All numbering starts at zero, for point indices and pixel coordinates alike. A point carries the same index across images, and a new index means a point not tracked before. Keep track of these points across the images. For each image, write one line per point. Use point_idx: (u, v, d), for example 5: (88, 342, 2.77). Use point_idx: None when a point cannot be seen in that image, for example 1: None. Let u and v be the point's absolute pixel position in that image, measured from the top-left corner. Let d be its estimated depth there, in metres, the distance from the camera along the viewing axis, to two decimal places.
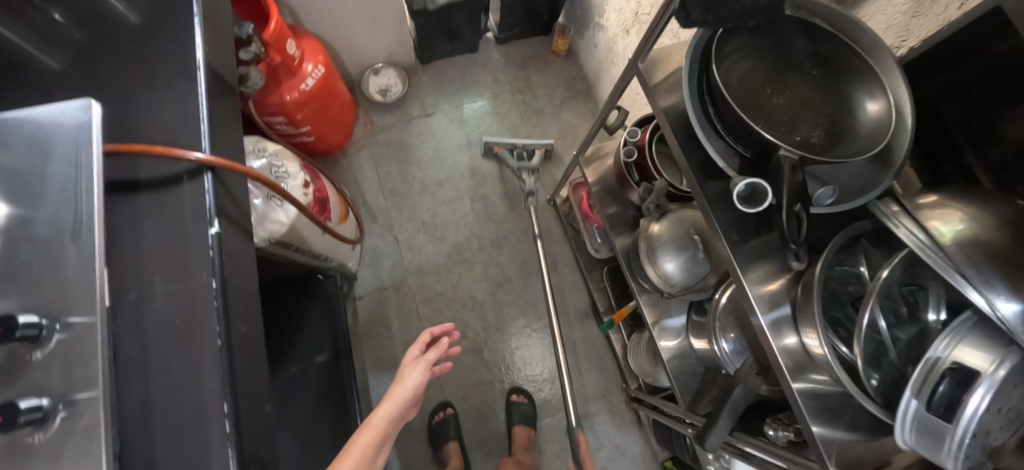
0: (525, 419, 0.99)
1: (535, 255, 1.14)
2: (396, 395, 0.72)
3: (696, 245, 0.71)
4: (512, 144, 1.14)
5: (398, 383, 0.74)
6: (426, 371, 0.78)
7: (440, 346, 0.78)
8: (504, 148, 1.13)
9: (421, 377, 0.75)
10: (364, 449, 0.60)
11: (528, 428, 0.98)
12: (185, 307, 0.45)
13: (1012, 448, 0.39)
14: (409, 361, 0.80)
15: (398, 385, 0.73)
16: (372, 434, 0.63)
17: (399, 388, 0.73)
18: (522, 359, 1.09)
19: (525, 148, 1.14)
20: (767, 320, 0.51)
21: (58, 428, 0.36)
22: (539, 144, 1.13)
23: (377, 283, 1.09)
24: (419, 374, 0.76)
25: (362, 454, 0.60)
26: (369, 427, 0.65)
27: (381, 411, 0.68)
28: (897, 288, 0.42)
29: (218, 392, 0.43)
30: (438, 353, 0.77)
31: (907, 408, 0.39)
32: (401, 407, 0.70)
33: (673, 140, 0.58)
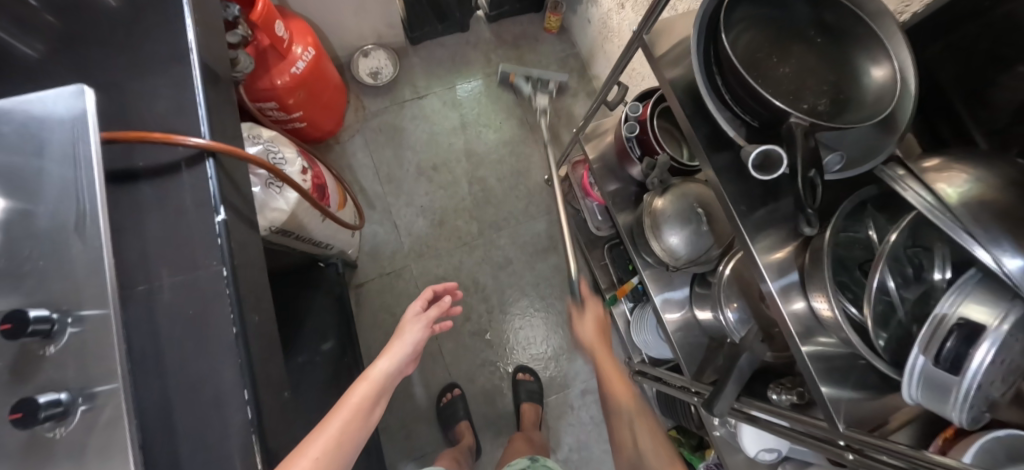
0: (532, 396, 1.02)
1: (536, 236, 1.14)
2: (394, 350, 0.72)
3: (699, 218, 0.71)
4: (530, 75, 1.14)
5: (397, 339, 0.74)
6: (424, 329, 0.79)
7: (440, 305, 0.79)
8: (520, 76, 1.14)
9: (419, 335, 0.76)
10: (357, 402, 0.59)
11: (536, 405, 1.00)
12: (196, 296, 0.45)
13: (1008, 396, 0.41)
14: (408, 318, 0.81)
15: (397, 342, 0.74)
16: (368, 385, 0.63)
17: (397, 344, 0.73)
18: (527, 340, 1.10)
19: (542, 79, 1.15)
20: (776, 285, 0.52)
21: (80, 421, 0.35)
22: (557, 78, 1.14)
23: (378, 269, 1.08)
24: (418, 332, 0.77)
25: (358, 406, 0.59)
26: (365, 379, 0.64)
27: (379, 365, 0.68)
28: (903, 251, 0.43)
29: (236, 379, 0.43)
30: (439, 312, 0.78)
31: (914, 363, 0.40)
32: (399, 362, 0.70)
33: (680, 113, 0.58)
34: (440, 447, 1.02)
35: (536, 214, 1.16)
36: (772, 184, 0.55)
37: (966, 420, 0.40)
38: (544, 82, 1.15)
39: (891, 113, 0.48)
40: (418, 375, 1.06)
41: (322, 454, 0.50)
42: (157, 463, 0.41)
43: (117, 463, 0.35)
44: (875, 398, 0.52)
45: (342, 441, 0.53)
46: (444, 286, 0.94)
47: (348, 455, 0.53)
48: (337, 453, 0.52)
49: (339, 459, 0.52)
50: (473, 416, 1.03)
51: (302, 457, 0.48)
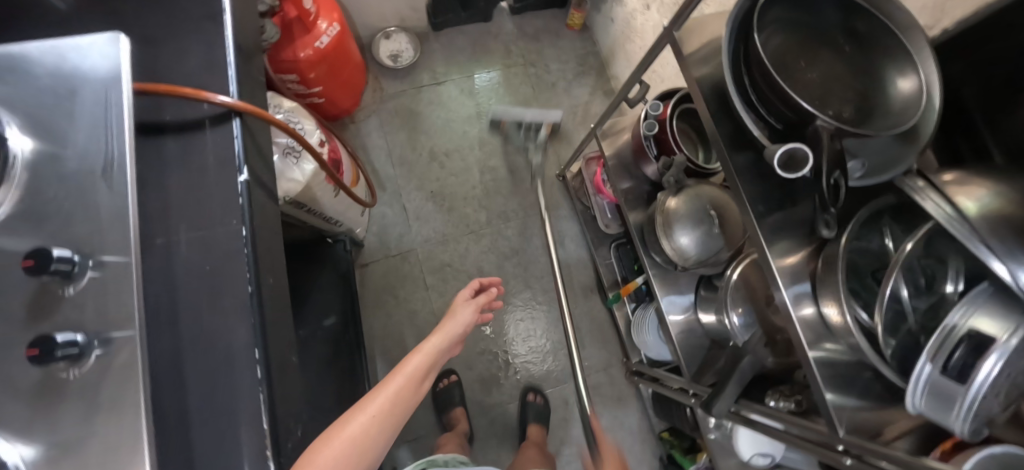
0: (536, 412, 1.01)
1: (542, 230, 1.15)
2: (447, 330, 0.79)
3: (712, 221, 0.72)
4: (520, 121, 1.08)
5: (448, 319, 0.80)
6: (474, 313, 0.85)
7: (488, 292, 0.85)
8: (511, 124, 1.08)
9: (469, 316, 0.82)
10: (410, 371, 0.65)
11: (541, 424, 0.99)
12: (214, 253, 0.45)
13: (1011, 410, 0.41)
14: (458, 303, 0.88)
15: (449, 322, 0.80)
16: (423, 358, 0.69)
17: (451, 326, 0.80)
18: (527, 333, 1.10)
19: (534, 124, 1.08)
20: (790, 292, 0.53)
21: (94, 363, 0.35)
22: (546, 124, 1.07)
23: (384, 251, 1.08)
24: (468, 315, 0.83)
25: (411, 374, 0.65)
26: (420, 353, 0.70)
27: (434, 342, 0.74)
28: (917, 263, 0.44)
29: (248, 338, 0.43)
30: (487, 298, 0.84)
31: (921, 372, 0.40)
32: (450, 341, 0.77)
33: (703, 112, 0.58)
34: (433, 431, 1.02)
35: (544, 208, 1.16)
36: (788, 189, 0.56)
37: (968, 431, 0.40)
38: (535, 128, 1.10)
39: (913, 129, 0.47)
40: None
41: (380, 411, 0.57)
42: (166, 414, 0.41)
43: (126, 410, 0.35)
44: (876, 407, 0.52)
45: (396, 404, 0.59)
46: (489, 279, 1.01)
47: (402, 416, 0.60)
48: (393, 413, 0.58)
49: (393, 419, 0.58)
50: (468, 404, 1.04)
51: (363, 414, 0.55)
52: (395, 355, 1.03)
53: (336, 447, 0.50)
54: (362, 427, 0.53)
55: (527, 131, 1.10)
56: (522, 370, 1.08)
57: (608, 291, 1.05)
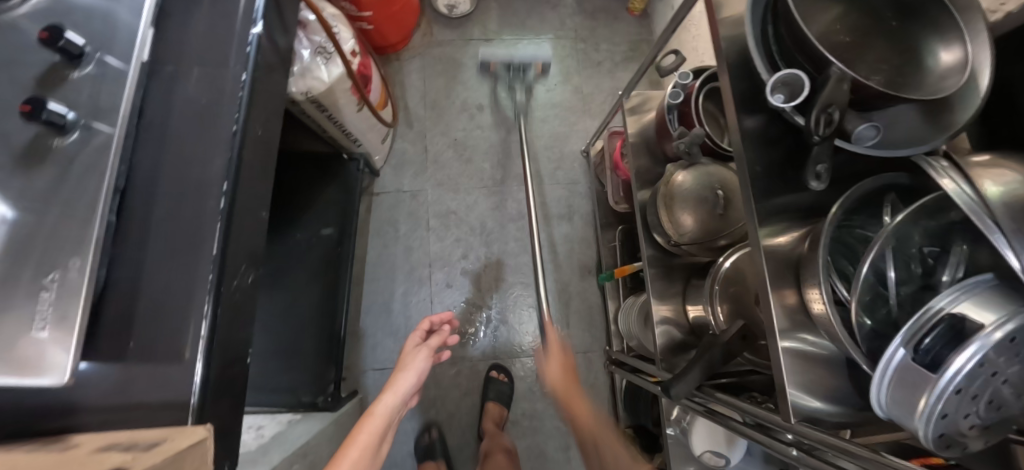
0: (500, 397, 0.99)
1: (554, 201, 1.11)
2: (397, 384, 0.76)
3: (716, 200, 0.69)
4: (510, 60, 0.98)
5: (400, 370, 0.77)
6: (427, 358, 0.81)
7: (439, 335, 0.81)
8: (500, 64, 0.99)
9: (422, 365, 0.78)
10: (366, 441, 0.64)
11: (501, 407, 0.98)
12: (212, 91, 0.48)
13: (982, 430, 0.36)
14: (409, 349, 0.83)
15: (400, 374, 0.77)
16: (377, 422, 0.68)
17: (402, 377, 0.77)
18: (517, 301, 1.07)
19: (523, 65, 0.99)
20: (771, 274, 0.49)
21: (74, 142, 0.40)
22: (537, 61, 0.98)
23: (397, 185, 1.09)
24: (421, 361, 0.79)
25: (367, 443, 0.64)
26: (373, 415, 0.69)
27: (383, 401, 0.72)
28: (916, 250, 0.42)
29: (221, 172, 0.46)
30: (440, 342, 0.81)
31: (891, 356, 0.37)
32: (401, 395, 0.74)
33: (723, 65, 0.54)
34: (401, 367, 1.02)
35: (562, 180, 1.13)
36: (795, 167, 0.52)
37: (931, 436, 0.36)
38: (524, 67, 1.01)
39: (945, 108, 0.44)
40: (400, 297, 1.05)
41: None
42: (131, 217, 0.44)
43: (92, 190, 0.40)
44: (842, 408, 0.47)
45: None
46: (440, 318, 0.95)
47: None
48: None
49: None
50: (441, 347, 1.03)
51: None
52: (381, 285, 1.05)
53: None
54: None
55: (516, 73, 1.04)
56: (501, 333, 1.06)
57: (603, 269, 1.02)
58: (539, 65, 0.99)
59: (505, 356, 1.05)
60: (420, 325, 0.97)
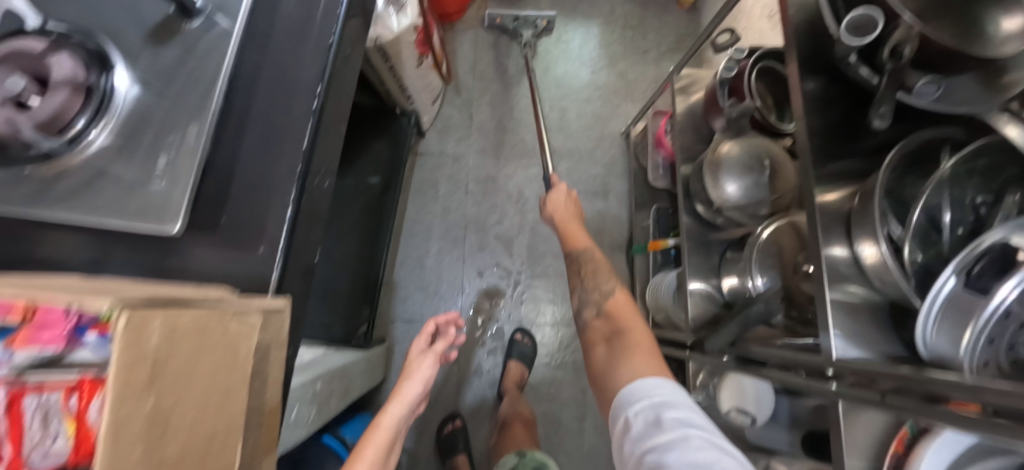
0: (522, 358, 1.01)
1: (591, 178, 1.13)
2: (404, 393, 0.73)
3: (762, 171, 0.71)
4: (516, 15, 1.13)
5: (406, 380, 0.74)
6: (434, 364, 0.77)
7: (444, 339, 0.78)
8: (507, 19, 1.14)
9: (428, 373, 0.75)
10: (372, 454, 0.62)
11: (523, 367, 1.00)
12: (313, 4, 0.52)
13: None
14: (414, 355, 0.80)
15: (406, 383, 0.74)
16: (379, 437, 0.65)
17: (407, 386, 0.74)
18: (546, 270, 1.08)
19: (529, 19, 1.13)
20: (823, 228, 0.51)
21: (197, 28, 0.45)
22: (543, 15, 1.12)
23: (440, 148, 1.13)
24: (427, 369, 0.76)
25: (373, 457, 0.63)
26: (376, 428, 0.66)
27: (390, 412, 0.69)
28: (970, 200, 0.44)
29: (314, 77, 0.50)
30: (446, 348, 0.78)
31: (943, 286, 0.39)
32: (409, 405, 0.71)
33: (790, 25, 0.56)
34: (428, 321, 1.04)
35: (600, 158, 1.14)
36: (848, 129, 0.55)
37: (976, 363, 0.38)
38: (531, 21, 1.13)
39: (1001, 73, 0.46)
40: (434, 254, 1.08)
41: None
42: (232, 107, 0.48)
43: (211, 72, 0.44)
44: (880, 350, 0.49)
45: None
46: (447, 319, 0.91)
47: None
48: None
49: None
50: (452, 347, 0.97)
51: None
52: (416, 241, 1.07)
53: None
54: None
55: (524, 25, 1.13)
56: (529, 300, 1.08)
57: (636, 243, 1.05)
58: (543, 21, 1.12)
59: (529, 323, 1.07)
60: (426, 326, 0.92)
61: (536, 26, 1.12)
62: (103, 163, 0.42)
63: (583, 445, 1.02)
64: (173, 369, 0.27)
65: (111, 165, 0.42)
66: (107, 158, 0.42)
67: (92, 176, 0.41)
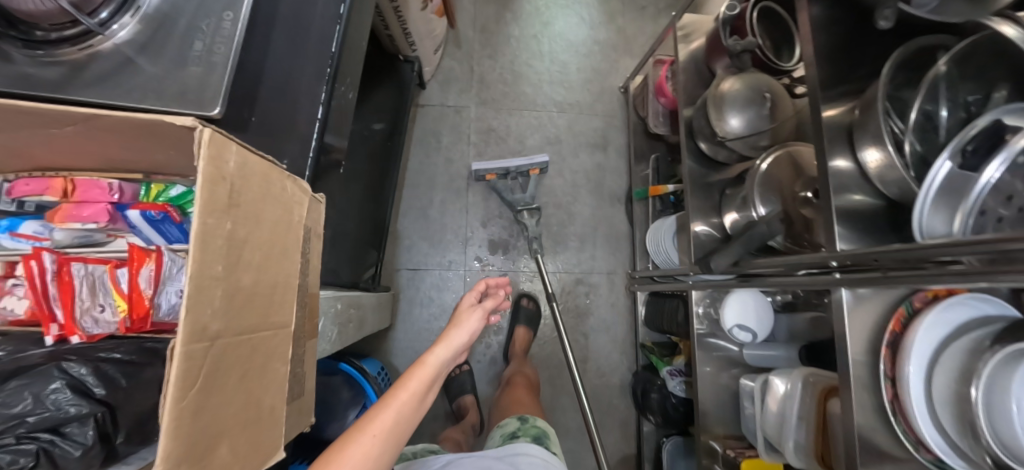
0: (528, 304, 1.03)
1: (591, 131, 1.15)
2: (452, 338, 0.66)
3: (763, 102, 0.75)
4: (505, 170, 1.01)
5: (455, 326, 0.67)
6: (482, 320, 0.71)
7: (496, 296, 0.73)
8: (498, 176, 1.02)
9: (478, 323, 0.69)
10: (417, 388, 0.56)
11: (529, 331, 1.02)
12: None
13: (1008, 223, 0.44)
14: (464, 306, 0.74)
15: (454, 328, 0.67)
16: (423, 372, 0.59)
17: (455, 332, 0.67)
18: (548, 220, 1.10)
19: (519, 173, 1.01)
20: (829, 140, 0.55)
21: None
22: (533, 166, 1.00)
23: (442, 100, 1.12)
24: (477, 321, 0.70)
25: (416, 391, 0.56)
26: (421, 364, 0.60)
27: (437, 352, 0.62)
28: (963, 98, 0.49)
29: None
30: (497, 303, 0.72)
31: (938, 169, 0.43)
32: (455, 350, 0.65)
33: None
34: (433, 270, 1.05)
35: (600, 112, 1.16)
36: (848, 51, 0.59)
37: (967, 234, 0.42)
38: (521, 176, 1.03)
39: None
40: (438, 204, 1.08)
41: (381, 433, 0.50)
42: (259, 7, 0.48)
43: None
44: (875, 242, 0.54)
45: (399, 424, 0.53)
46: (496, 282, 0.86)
47: (405, 435, 0.54)
48: (396, 435, 0.52)
49: (395, 441, 0.52)
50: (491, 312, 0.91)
51: (364, 432, 0.49)
52: (419, 192, 1.07)
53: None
54: (364, 451, 0.47)
55: (514, 182, 1.03)
56: (532, 250, 1.09)
57: (636, 188, 1.08)
58: (535, 173, 1.01)
59: (533, 272, 1.09)
60: (473, 286, 0.86)
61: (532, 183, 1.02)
62: (131, 53, 0.41)
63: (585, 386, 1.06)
64: (245, 203, 0.28)
65: (139, 55, 0.41)
66: (134, 48, 0.41)
67: (119, 64, 0.40)
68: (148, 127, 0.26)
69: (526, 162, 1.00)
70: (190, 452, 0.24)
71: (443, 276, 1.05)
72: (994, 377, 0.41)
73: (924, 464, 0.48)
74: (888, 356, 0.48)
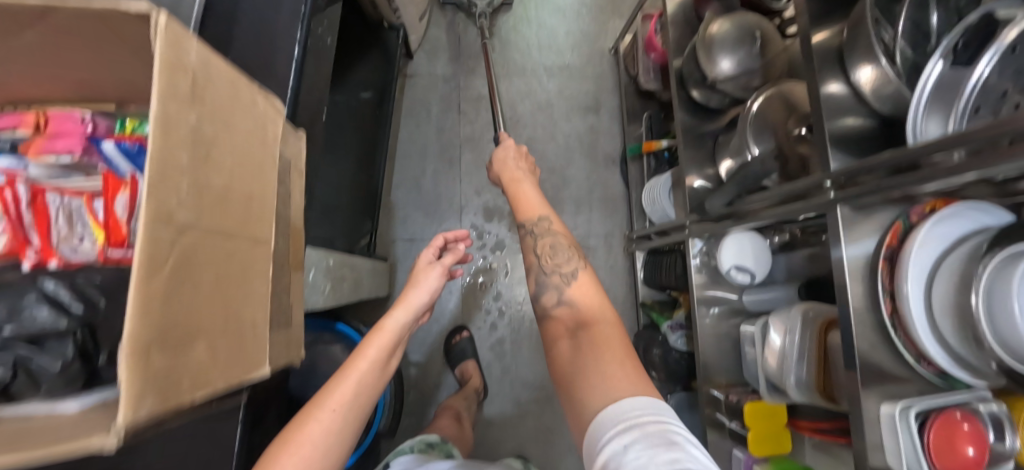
0: None
1: (582, 94, 1.14)
2: (411, 297, 0.56)
3: (753, 41, 0.73)
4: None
5: (413, 285, 0.57)
6: (443, 277, 0.61)
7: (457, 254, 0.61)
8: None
9: (437, 282, 0.58)
10: (377, 353, 0.50)
11: None
12: None
13: None
14: (419, 265, 0.61)
15: (410, 288, 0.57)
16: (381, 338, 0.51)
17: (414, 291, 0.57)
18: (542, 185, 1.09)
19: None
20: (819, 63, 0.53)
21: None
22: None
23: (430, 69, 1.11)
24: (436, 280, 0.59)
25: (376, 357, 0.50)
26: (380, 328, 0.52)
27: (395, 316, 0.53)
28: (955, 5, 0.47)
29: None
30: (457, 260, 0.61)
31: (931, 72, 0.42)
32: (417, 314, 0.56)
33: None
34: (430, 240, 1.05)
35: (590, 75, 1.15)
36: None
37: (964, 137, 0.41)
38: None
39: None
40: (431, 174, 1.07)
41: (342, 405, 0.45)
42: None
43: None
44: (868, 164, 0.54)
45: (361, 394, 0.47)
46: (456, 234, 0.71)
47: (370, 404, 0.49)
48: (360, 403, 0.47)
49: (362, 408, 0.48)
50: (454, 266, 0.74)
51: (322, 407, 0.45)
52: (411, 162, 1.07)
53: (304, 456, 0.42)
54: (325, 427, 0.44)
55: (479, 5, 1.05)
56: None
57: (630, 144, 1.07)
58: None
59: None
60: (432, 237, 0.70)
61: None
62: None
63: None
64: (211, 99, 0.28)
65: None
66: None
67: None
68: (110, 22, 0.25)
69: None
70: (161, 339, 0.23)
71: None
72: (994, 283, 0.40)
73: (927, 378, 0.47)
74: (885, 270, 0.47)
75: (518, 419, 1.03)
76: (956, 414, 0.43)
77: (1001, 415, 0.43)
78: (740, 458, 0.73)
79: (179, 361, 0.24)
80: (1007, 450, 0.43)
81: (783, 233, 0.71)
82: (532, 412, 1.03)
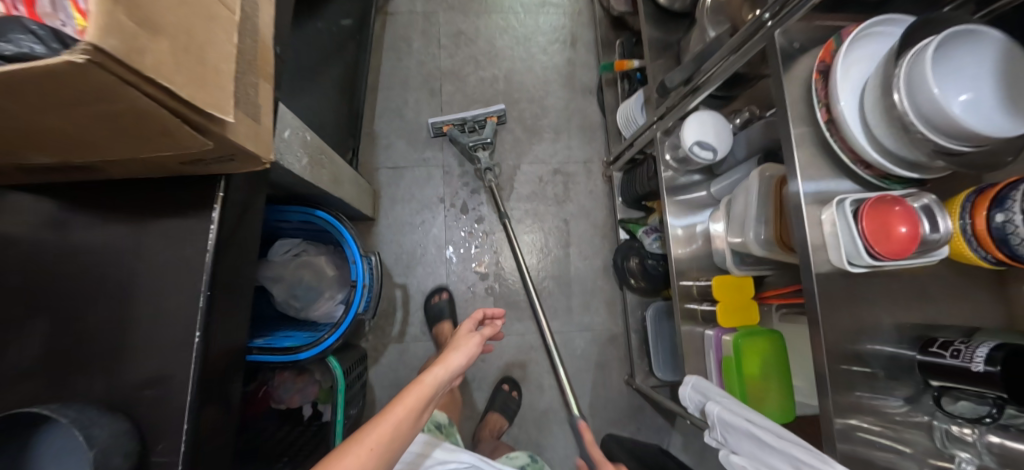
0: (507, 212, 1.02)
1: (559, 29, 1.18)
2: (449, 360, 0.67)
3: None
4: (462, 119, 1.05)
5: (453, 348, 0.68)
6: (480, 344, 0.73)
7: (496, 325, 0.76)
8: (454, 126, 1.04)
9: (476, 346, 0.71)
10: (414, 406, 0.56)
11: (503, 419, 0.96)
12: None
13: None
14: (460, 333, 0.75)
15: (452, 351, 0.68)
16: (421, 392, 0.58)
17: (453, 354, 0.68)
18: (522, 115, 1.13)
19: (477, 122, 1.05)
20: None
21: None
22: (489, 115, 1.05)
23: (410, 7, 1.15)
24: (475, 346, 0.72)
25: (413, 408, 0.56)
26: (420, 383, 0.59)
27: (435, 372, 0.62)
28: None
29: None
30: (494, 328, 0.75)
31: None
32: (454, 373, 0.65)
33: None
34: (413, 166, 1.08)
35: (567, 12, 1.19)
36: None
37: None
38: (479, 126, 1.06)
39: None
40: (413, 104, 1.11)
41: (377, 446, 0.50)
42: None
43: None
44: None
45: (394, 439, 0.52)
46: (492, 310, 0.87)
47: (399, 450, 0.53)
48: (391, 447, 0.51)
49: (394, 450, 0.52)
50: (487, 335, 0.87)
51: (360, 445, 0.49)
52: (393, 94, 1.10)
53: None
54: (359, 462, 0.47)
55: (473, 131, 1.04)
56: (509, 144, 1.11)
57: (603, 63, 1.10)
58: (492, 119, 1.04)
59: (511, 163, 1.10)
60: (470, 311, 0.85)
61: (490, 127, 1.02)
62: None
63: (570, 269, 1.08)
64: None
65: None
66: None
67: None
68: None
69: (482, 111, 1.05)
70: (129, 1, 0.26)
71: (422, 172, 1.08)
72: (912, 78, 0.42)
73: (870, 181, 0.51)
74: (821, 81, 0.50)
75: (504, 338, 1.05)
76: (888, 202, 0.46)
77: (932, 205, 0.46)
78: (711, 335, 0.75)
79: (146, 35, 0.28)
80: (937, 237, 0.45)
81: (744, 113, 0.76)
82: (517, 331, 1.05)
